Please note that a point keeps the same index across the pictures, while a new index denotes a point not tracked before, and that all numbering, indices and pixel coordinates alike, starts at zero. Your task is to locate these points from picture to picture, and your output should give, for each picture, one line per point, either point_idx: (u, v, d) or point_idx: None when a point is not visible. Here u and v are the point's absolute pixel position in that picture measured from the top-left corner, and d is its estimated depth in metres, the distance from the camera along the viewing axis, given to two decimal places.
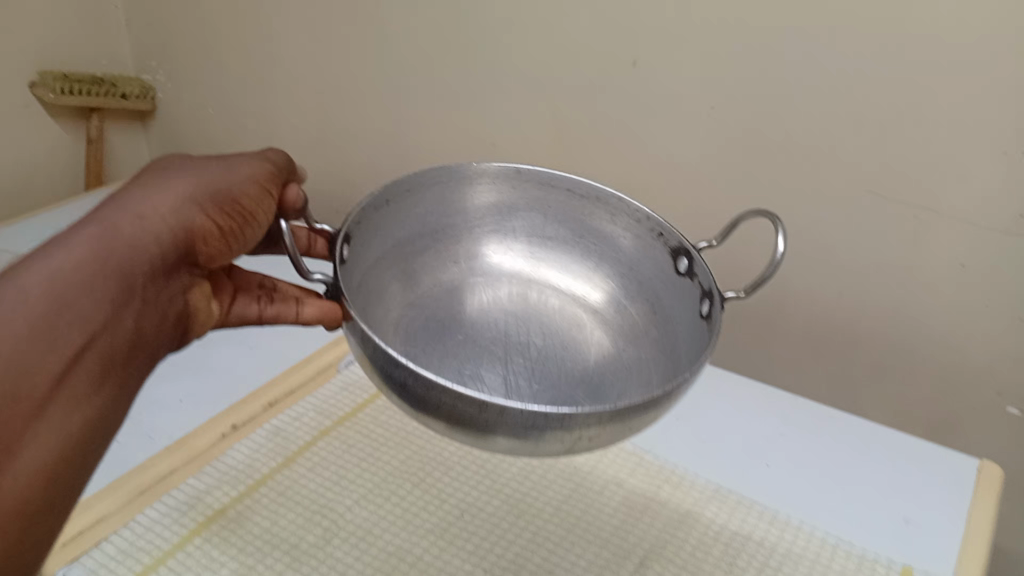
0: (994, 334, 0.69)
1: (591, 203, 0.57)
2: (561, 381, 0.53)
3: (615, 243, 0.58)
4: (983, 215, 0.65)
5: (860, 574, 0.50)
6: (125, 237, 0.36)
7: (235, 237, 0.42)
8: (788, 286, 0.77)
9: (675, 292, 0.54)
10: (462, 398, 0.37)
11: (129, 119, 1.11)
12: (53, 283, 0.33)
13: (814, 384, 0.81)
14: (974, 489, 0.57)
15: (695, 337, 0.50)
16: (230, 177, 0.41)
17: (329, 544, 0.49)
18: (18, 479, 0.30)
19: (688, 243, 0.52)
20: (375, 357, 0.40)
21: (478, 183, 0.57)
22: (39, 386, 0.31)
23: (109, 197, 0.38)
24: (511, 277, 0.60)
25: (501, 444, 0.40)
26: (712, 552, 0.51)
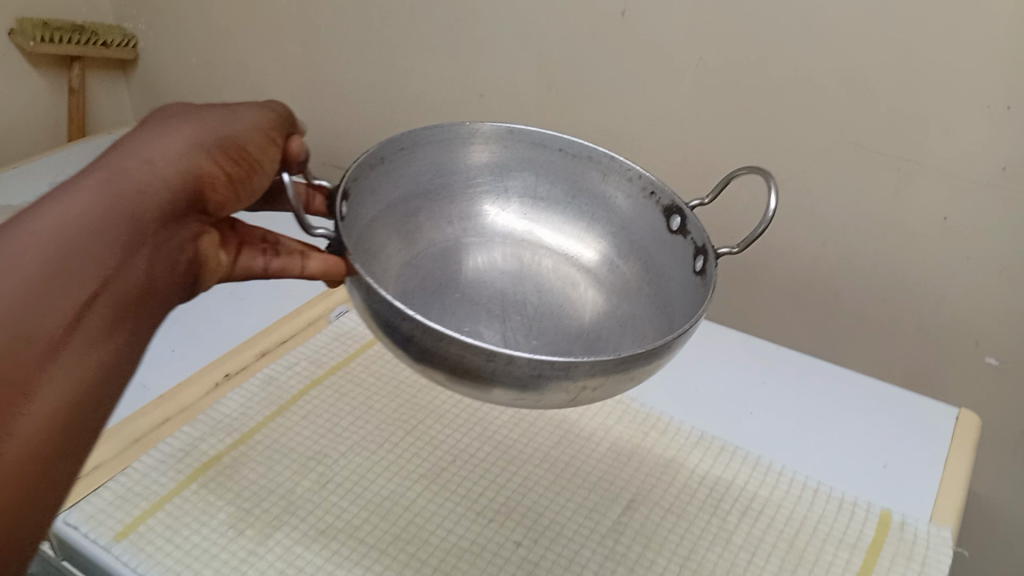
0: (973, 285, 0.70)
1: (584, 163, 0.58)
2: (559, 337, 0.55)
3: (607, 202, 0.59)
4: (966, 169, 0.66)
5: (840, 515, 0.51)
6: (135, 181, 0.36)
7: (243, 184, 0.42)
8: (774, 239, 0.77)
9: (667, 249, 0.55)
10: (470, 348, 0.38)
11: (110, 68, 1.09)
12: (64, 228, 0.33)
13: (797, 336, 0.82)
14: (951, 435, 0.59)
15: (689, 293, 0.51)
16: (236, 124, 0.41)
17: (323, 489, 0.50)
18: (35, 422, 0.31)
19: (682, 201, 0.53)
20: (379, 307, 0.40)
21: (471, 143, 0.57)
22: (53, 330, 0.32)
23: (118, 141, 0.38)
24: (505, 237, 0.61)
25: (503, 394, 0.40)
26: (697, 495, 0.52)
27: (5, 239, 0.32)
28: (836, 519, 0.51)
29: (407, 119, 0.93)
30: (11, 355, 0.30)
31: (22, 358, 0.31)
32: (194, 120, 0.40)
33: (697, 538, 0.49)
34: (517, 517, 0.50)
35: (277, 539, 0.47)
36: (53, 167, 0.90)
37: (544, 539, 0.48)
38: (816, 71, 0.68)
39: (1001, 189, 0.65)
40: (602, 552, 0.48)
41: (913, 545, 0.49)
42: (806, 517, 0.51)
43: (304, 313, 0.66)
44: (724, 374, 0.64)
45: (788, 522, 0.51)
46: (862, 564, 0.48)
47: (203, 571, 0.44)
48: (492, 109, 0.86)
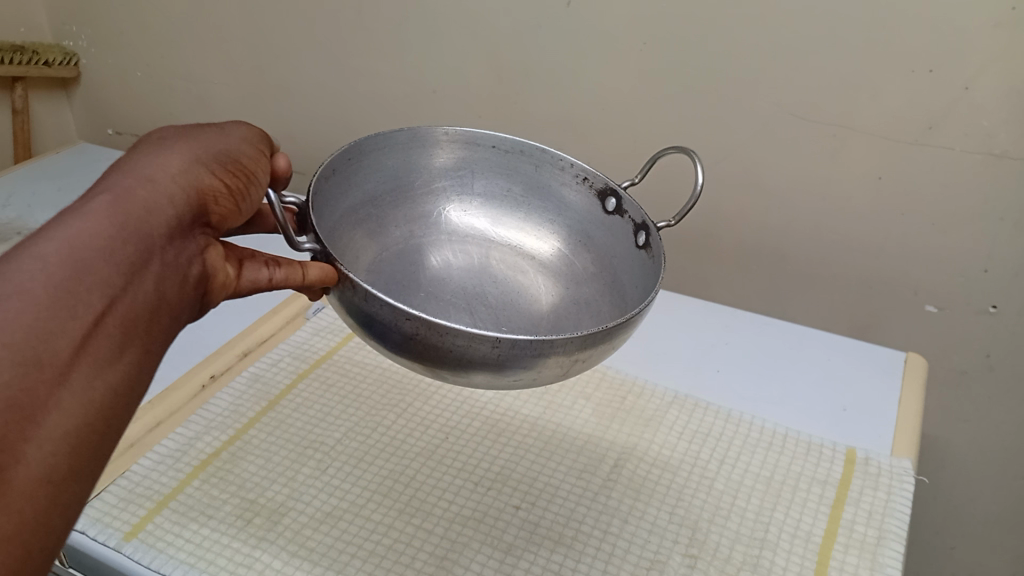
0: (908, 237, 0.76)
1: (519, 157, 0.61)
2: (523, 323, 0.57)
3: (543, 191, 0.63)
4: (893, 130, 0.71)
5: (809, 456, 0.55)
6: (145, 198, 0.38)
7: (241, 195, 0.44)
8: (722, 212, 0.82)
9: (606, 229, 0.59)
10: (476, 338, 0.41)
11: (52, 87, 1.08)
12: (70, 250, 0.34)
13: (751, 302, 0.86)
14: (903, 375, 0.63)
15: (638, 267, 0.55)
16: (228, 146, 0.44)
17: (324, 473, 0.52)
18: (43, 446, 0.31)
19: (615, 183, 0.58)
20: (374, 310, 0.43)
21: (408, 147, 0.59)
22: (60, 353, 0.32)
23: (118, 165, 0.40)
24: (454, 237, 0.63)
25: (507, 376, 0.43)
26: (678, 447, 0.56)
27: (13, 264, 0.32)
28: (807, 458, 0.55)
29: (360, 120, 0.95)
30: (19, 377, 0.30)
31: (29, 381, 0.31)
32: (192, 141, 0.43)
33: (682, 487, 0.52)
34: (514, 484, 0.52)
35: (286, 524, 0.49)
36: (7, 191, 0.89)
37: (540, 500, 0.51)
38: (753, 47, 0.72)
39: (928, 146, 0.71)
40: (597, 508, 0.51)
41: (879, 476, 0.53)
42: (779, 460, 0.55)
43: (287, 309, 0.67)
44: (679, 337, 0.68)
45: (763, 467, 0.54)
46: (835, 498, 0.52)
47: (219, 560, 0.46)
48: (444, 104, 0.89)
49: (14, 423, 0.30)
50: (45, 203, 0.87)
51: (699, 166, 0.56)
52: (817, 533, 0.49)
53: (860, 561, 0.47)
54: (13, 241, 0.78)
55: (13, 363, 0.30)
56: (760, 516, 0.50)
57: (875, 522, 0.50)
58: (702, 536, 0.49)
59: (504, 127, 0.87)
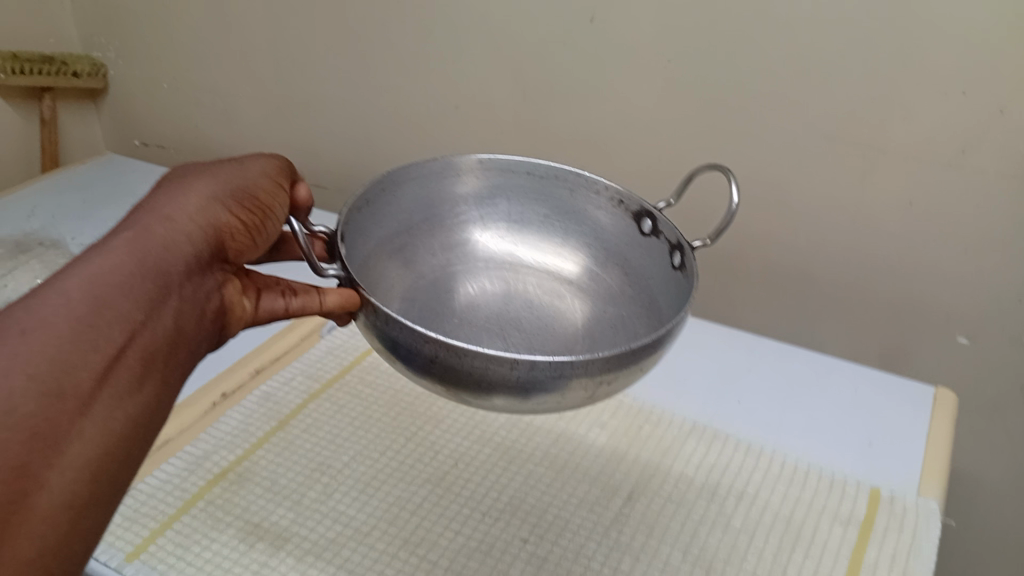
0: (941, 265, 0.73)
1: (552, 182, 0.60)
2: (559, 346, 0.55)
3: (577, 213, 0.61)
4: (926, 154, 0.69)
5: (832, 494, 0.53)
6: (162, 237, 0.39)
7: (258, 230, 0.44)
8: (747, 236, 0.80)
9: (643, 251, 0.57)
10: (494, 359, 0.40)
11: (79, 97, 1.09)
12: (92, 287, 0.35)
13: (776, 329, 0.84)
14: (932, 410, 0.61)
15: (673, 287, 0.53)
16: (245, 181, 0.45)
17: (331, 498, 0.51)
18: (65, 474, 0.31)
19: (649, 204, 0.55)
20: (395, 333, 0.42)
21: (444, 178, 0.60)
22: (82, 385, 0.33)
23: (141, 205, 0.42)
24: (487, 264, 0.62)
25: (533, 401, 0.42)
26: (695, 482, 0.54)
27: (38, 301, 0.34)
28: (828, 496, 0.53)
29: (383, 135, 0.94)
30: (42, 406, 0.31)
31: (52, 411, 0.31)
32: (211, 179, 0.44)
33: (699, 523, 0.51)
34: (523, 515, 0.51)
35: (290, 549, 0.48)
36: (32, 200, 0.89)
37: (551, 534, 0.50)
38: (781, 68, 0.70)
39: (961, 172, 0.69)
40: (607, 544, 0.49)
41: (904, 517, 0.51)
42: (801, 497, 0.53)
43: (298, 330, 0.66)
44: (706, 365, 0.66)
45: (783, 504, 0.52)
46: (857, 539, 0.49)
47: None
48: (467, 120, 0.88)
49: (38, 451, 0.30)
50: (68, 214, 0.87)
51: (735, 185, 0.54)
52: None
53: None
54: (34, 252, 0.78)
55: (34, 393, 0.31)
56: (778, 556, 0.49)
57: (898, 565, 0.48)
58: None
59: (527, 145, 0.86)
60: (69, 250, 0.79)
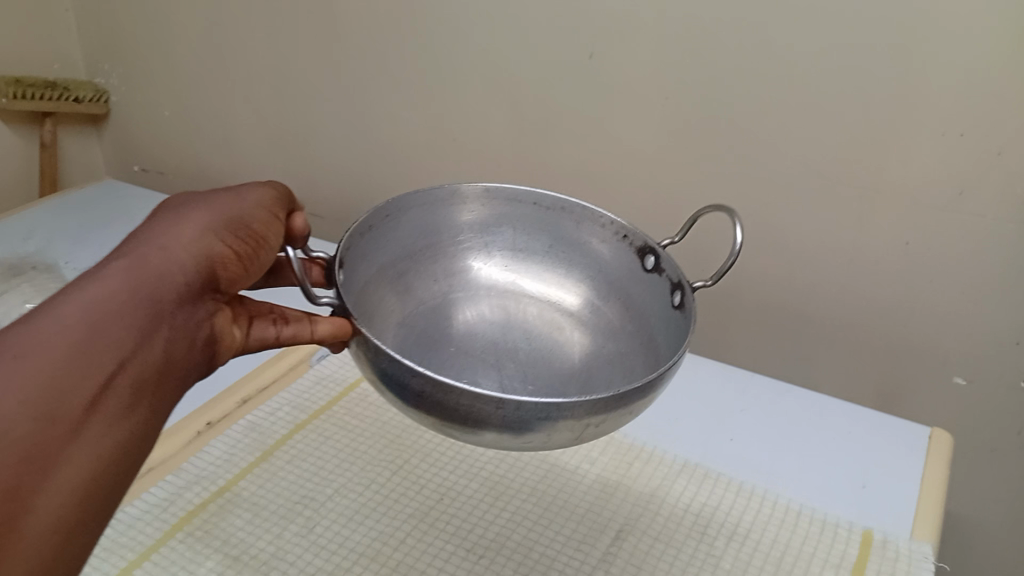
0: (938, 306, 0.73)
1: (558, 214, 0.60)
2: (550, 381, 0.56)
3: (582, 246, 0.60)
4: (923, 195, 0.69)
5: (823, 537, 0.52)
6: (151, 265, 0.38)
7: (251, 260, 0.43)
8: (743, 272, 0.80)
9: (644, 288, 0.57)
10: (481, 398, 0.39)
11: (81, 122, 1.10)
12: (87, 310, 0.35)
13: (771, 366, 0.84)
14: (926, 452, 0.60)
15: (671, 326, 0.52)
16: (240, 211, 0.43)
17: (312, 531, 0.51)
18: (53, 499, 0.31)
19: (654, 241, 0.55)
20: (385, 365, 0.42)
21: (451, 204, 0.59)
22: (71, 410, 0.32)
23: (133, 232, 0.40)
24: (489, 290, 0.62)
25: (519, 439, 0.42)
26: (684, 521, 0.53)
27: (31, 324, 0.33)
28: (819, 539, 0.52)
29: (381, 166, 0.94)
30: (30, 431, 0.31)
31: (42, 436, 0.31)
32: (206, 208, 0.42)
33: (686, 563, 0.50)
34: (508, 553, 0.50)
35: None
36: (29, 223, 0.89)
37: (534, 572, 0.49)
38: (777, 107, 0.70)
39: (958, 213, 0.68)
40: None
41: (896, 561, 0.50)
42: (792, 539, 0.52)
43: (288, 358, 0.65)
44: (701, 402, 0.65)
45: (773, 545, 0.51)
46: None
47: None
48: (464, 151, 0.88)
49: (25, 476, 0.30)
50: (63, 238, 0.87)
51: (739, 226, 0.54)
52: None
53: None
54: (27, 275, 0.78)
55: (23, 417, 0.31)
56: None
57: None
58: None
59: (524, 177, 0.86)
60: (61, 274, 0.79)
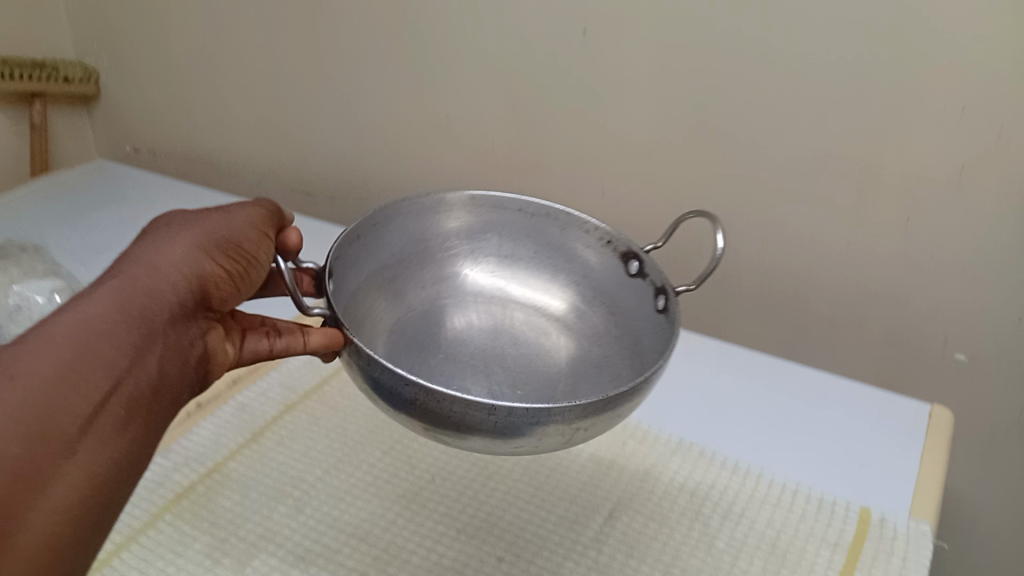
0: (940, 283, 0.71)
1: (543, 220, 0.59)
2: (541, 386, 0.53)
3: (568, 251, 0.60)
4: (924, 170, 0.67)
5: (819, 518, 0.51)
6: (143, 287, 0.39)
7: (242, 278, 0.44)
8: (740, 250, 0.78)
9: (629, 293, 0.56)
10: (473, 405, 0.39)
11: (72, 103, 1.09)
12: (81, 332, 0.36)
13: (768, 346, 0.82)
14: (926, 431, 0.59)
15: (656, 329, 0.52)
16: (227, 229, 0.44)
17: (300, 514, 0.50)
18: (48, 515, 0.32)
19: (637, 247, 0.55)
20: (377, 374, 0.41)
21: (436, 213, 0.58)
22: (67, 428, 0.34)
23: (126, 251, 0.42)
24: (476, 294, 0.60)
25: (511, 445, 0.41)
26: (678, 501, 0.52)
27: (26, 345, 0.34)
28: (816, 519, 0.51)
29: (373, 145, 0.93)
30: (25, 449, 0.32)
31: (37, 453, 0.32)
32: (196, 226, 0.43)
33: (679, 544, 0.49)
34: (499, 533, 0.49)
35: (254, 567, 0.46)
36: (19, 205, 0.88)
37: (526, 553, 0.48)
38: (775, 80, 0.69)
39: (960, 189, 0.67)
40: (585, 564, 0.48)
41: (894, 542, 0.49)
42: (787, 519, 0.51)
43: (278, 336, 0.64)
44: (698, 386, 0.64)
45: (768, 526, 0.51)
46: (844, 564, 0.48)
47: None
48: (457, 131, 0.86)
49: (20, 492, 0.32)
50: (53, 219, 0.86)
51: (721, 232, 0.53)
52: None
53: None
54: None
55: (20, 437, 0.32)
56: None
57: None
58: None
59: (517, 156, 0.85)
60: (50, 256, 0.78)
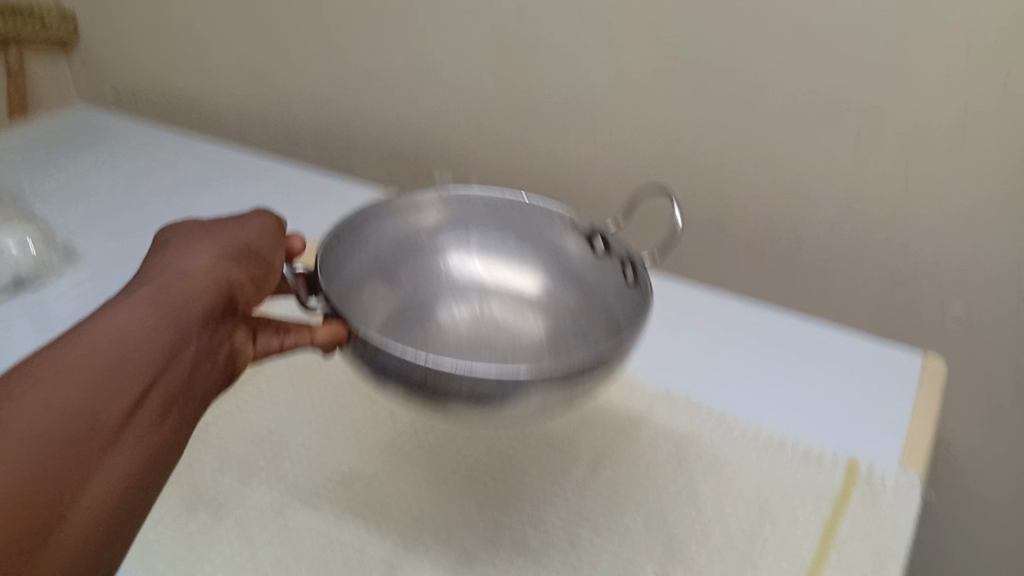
0: (939, 229, 0.69)
1: (508, 212, 0.58)
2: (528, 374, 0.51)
3: (534, 234, 0.58)
4: (924, 112, 0.65)
5: (808, 470, 0.50)
6: (172, 291, 0.40)
7: (262, 282, 0.45)
8: (732, 197, 0.77)
9: (600, 272, 0.54)
10: (485, 375, 0.39)
11: (51, 48, 1.06)
12: (121, 330, 0.38)
13: (760, 294, 0.81)
14: (919, 380, 0.58)
15: (629, 302, 0.50)
16: (242, 240, 0.45)
17: (279, 463, 0.49)
18: (96, 494, 0.34)
19: (600, 224, 0.54)
20: (383, 360, 0.41)
21: (403, 214, 0.57)
22: (112, 417, 0.36)
23: (149, 265, 0.43)
24: (446, 288, 0.58)
25: (518, 411, 0.41)
26: (662, 449, 0.51)
27: (73, 343, 0.37)
28: (802, 469, 0.50)
29: (358, 90, 0.90)
30: (69, 436, 0.34)
31: (87, 438, 0.34)
32: (214, 238, 0.45)
33: (662, 492, 0.48)
34: (480, 481, 0.49)
35: (231, 517, 0.46)
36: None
37: (507, 501, 0.48)
38: (769, 18, 0.66)
39: (961, 132, 0.65)
40: (566, 513, 0.47)
41: (881, 493, 0.48)
42: (773, 467, 0.50)
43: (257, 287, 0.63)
44: (684, 336, 0.62)
45: (753, 476, 0.50)
46: (830, 512, 0.47)
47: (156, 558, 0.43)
48: (444, 74, 0.84)
49: (72, 474, 0.34)
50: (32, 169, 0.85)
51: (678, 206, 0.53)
52: (807, 551, 0.45)
53: None
54: None
55: (70, 421, 0.34)
56: (744, 528, 0.46)
57: (873, 541, 0.45)
58: (679, 548, 0.45)
59: (506, 100, 0.82)
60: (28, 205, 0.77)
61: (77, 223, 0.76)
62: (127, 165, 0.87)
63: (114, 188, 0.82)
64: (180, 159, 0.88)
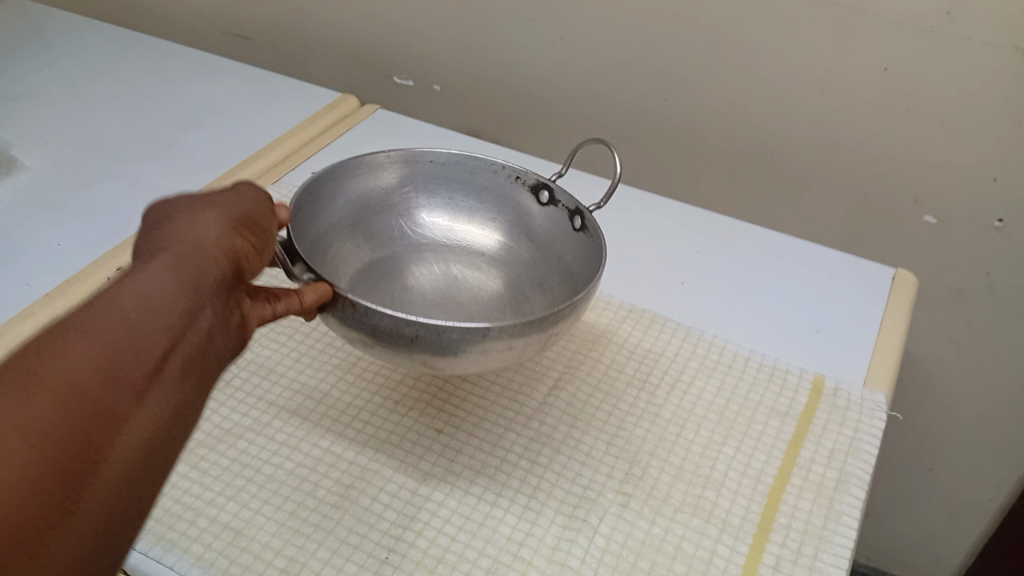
0: (916, 139, 0.67)
1: (455, 169, 0.54)
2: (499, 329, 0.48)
3: (478, 191, 0.55)
4: (907, 14, 0.62)
5: (773, 387, 0.49)
6: (182, 257, 0.35)
7: (265, 251, 0.38)
8: (705, 104, 0.74)
9: (552, 223, 0.52)
10: (472, 331, 0.38)
11: None
12: (141, 293, 0.33)
13: (731, 207, 0.79)
14: (888, 296, 0.57)
15: (587, 252, 0.49)
16: (246, 199, 0.38)
17: (228, 384, 0.47)
18: (127, 451, 0.31)
19: (543, 176, 0.52)
20: (363, 320, 0.39)
21: (356, 175, 0.52)
22: (139, 376, 0.32)
23: (145, 231, 0.36)
24: (403, 249, 0.54)
25: (496, 361, 0.40)
26: (626, 369, 0.50)
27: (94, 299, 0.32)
28: (768, 388, 0.49)
29: None
30: (96, 395, 0.30)
31: (113, 399, 0.31)
32: (210, 201, 0.38)
33: (625, 414, 0.47)
34: (440, 404, 0.48)
35: None
36: None
37: (467, 425, 0.47)
38: None
39: (944, 35, 0.62)
40: (526, 435, 0.46)
41: (847, 411, 0.48)
42: (737, 386, 0.49)
43: None
44: (652, 250, 0.61)
45: (717, 395, 0.49)
46: (794, 433, 0.46)
47: None
48: None
49: (99, 435, 0.30)
50: None
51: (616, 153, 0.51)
52: (769, 473, 0.44)
53: (815, 507, 0.42)
54: None
55: (97, 378, 0.30)
56: (707, 450, 0.45)
57: (836, 462, 0.45)
58: (640, 471, 0.44)
59: None
60: None
61: (15, 128, 0.71)
62: (69, 67, 0.82)
63: (54, 91, 0.77)
64: (126, 62, 0.83)
